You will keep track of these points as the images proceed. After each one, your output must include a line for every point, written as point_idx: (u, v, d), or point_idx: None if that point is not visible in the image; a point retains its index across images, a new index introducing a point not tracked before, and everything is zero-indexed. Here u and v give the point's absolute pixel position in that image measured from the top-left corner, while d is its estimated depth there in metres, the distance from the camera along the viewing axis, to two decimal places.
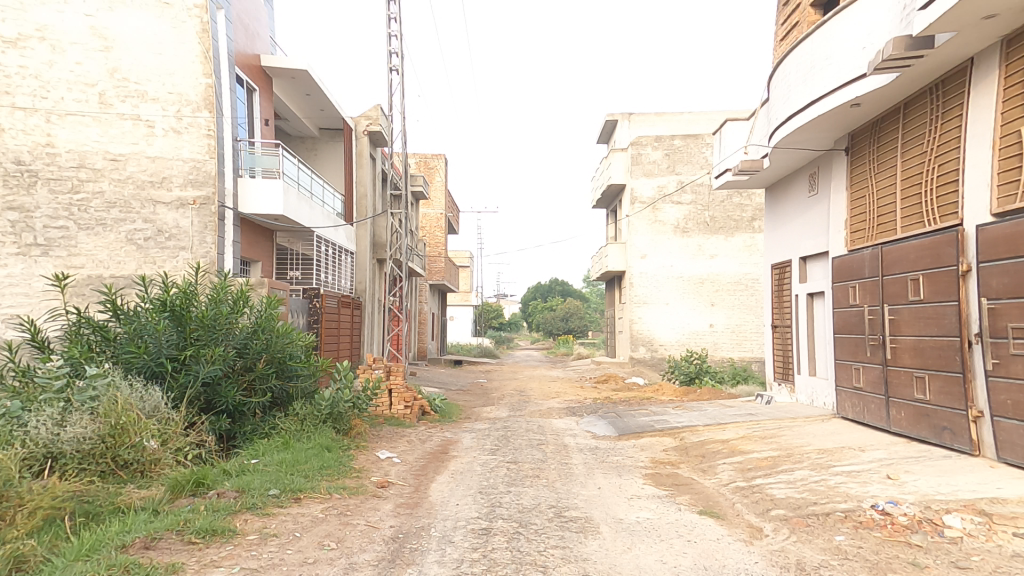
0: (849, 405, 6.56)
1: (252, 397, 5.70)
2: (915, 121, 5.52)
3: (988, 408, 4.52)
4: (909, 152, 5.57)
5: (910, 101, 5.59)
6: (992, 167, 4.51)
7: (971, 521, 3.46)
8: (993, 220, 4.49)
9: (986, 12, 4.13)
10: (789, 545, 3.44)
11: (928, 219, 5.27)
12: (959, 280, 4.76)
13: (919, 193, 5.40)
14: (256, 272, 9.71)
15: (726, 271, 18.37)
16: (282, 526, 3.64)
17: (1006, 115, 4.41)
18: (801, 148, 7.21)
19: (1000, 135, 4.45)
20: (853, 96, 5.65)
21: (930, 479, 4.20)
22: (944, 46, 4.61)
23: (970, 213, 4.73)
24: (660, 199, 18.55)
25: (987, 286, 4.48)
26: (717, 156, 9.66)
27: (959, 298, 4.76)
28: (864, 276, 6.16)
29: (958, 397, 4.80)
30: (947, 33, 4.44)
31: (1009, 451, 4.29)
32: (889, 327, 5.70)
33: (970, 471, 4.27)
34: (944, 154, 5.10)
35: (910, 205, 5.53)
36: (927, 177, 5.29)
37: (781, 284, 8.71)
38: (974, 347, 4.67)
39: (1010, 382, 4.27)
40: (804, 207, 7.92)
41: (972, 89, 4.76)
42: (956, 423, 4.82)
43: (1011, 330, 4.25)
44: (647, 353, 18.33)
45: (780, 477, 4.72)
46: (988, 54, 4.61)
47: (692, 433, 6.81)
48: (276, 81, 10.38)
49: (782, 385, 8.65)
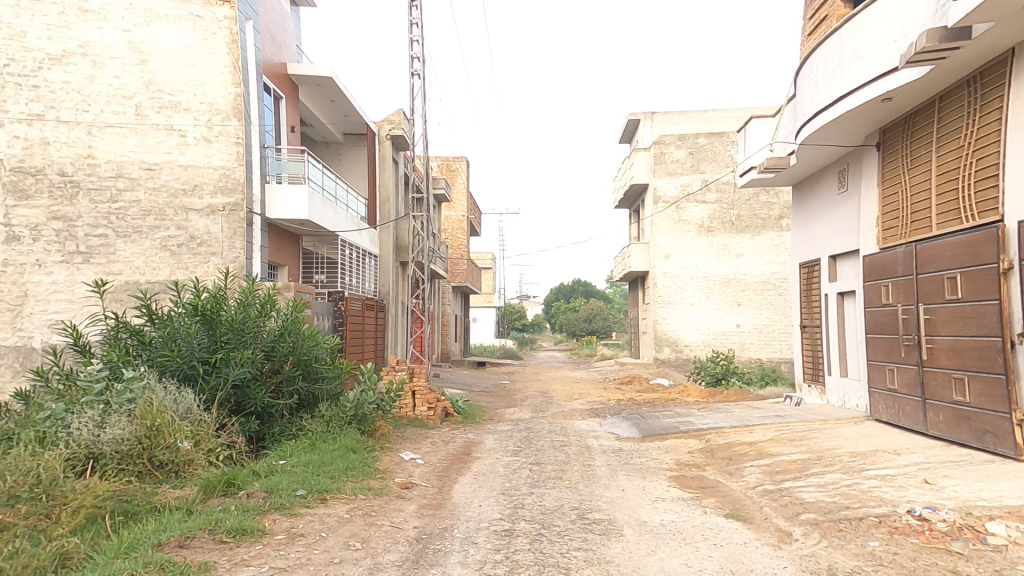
0: (883, 408, 6.38)
1: (279, 399, 5.81)
2: (952, 114, 5.34)
3: None
4: (945, 146, 5.40)
5: (946, 93, 5.41)
6: None
7: (1016, 529, 3.32)
8: None
9: None
10: (819, 551, 3.35)
11: (965, 215, 5.09)
12: (1001, 278, 4.58)
13: (957, 188, 5.22)
14: (283, 276, 9.93)
15: (752, 270, 18.05)
16: (308, 527, 3.70)
17: None
18: (830, 145, 7.04)
19: None
20: (884, 89, 5.50)
21: (970, 484, 4.05)
22: (982, 37, 4.46)
23: (1011, 208, 4.56)
24: (684, 198, 18.33)
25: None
26: (742, 153, 9.49)
27: (1000, 297, 4.58)
28: (898, 274, 5.98)
29: (1001, 399, 4.62)
30: (985, 22, 4.29)
31: None
32: (924, 327, 5.53)
33: (1012, 476, 4.11)
34: (982, 147, 4.92)
35: (946, 201, 5.35)
36: (964, 172, 5.12)
37: (810, 283, 8.51)
38: (1018, 347, 4.49)
39: None
40: (834, 204, 7.72)
41: (1013, 80, 4.59)
42: (999, 427, 4.64)
43: None
44: (672, 353, 18.15)
45: (810, 481, 4.61)
46: None
47: (718, 435, 6.70)
48: (302, 88, 10.55)
49: (812, 386, 8.46)
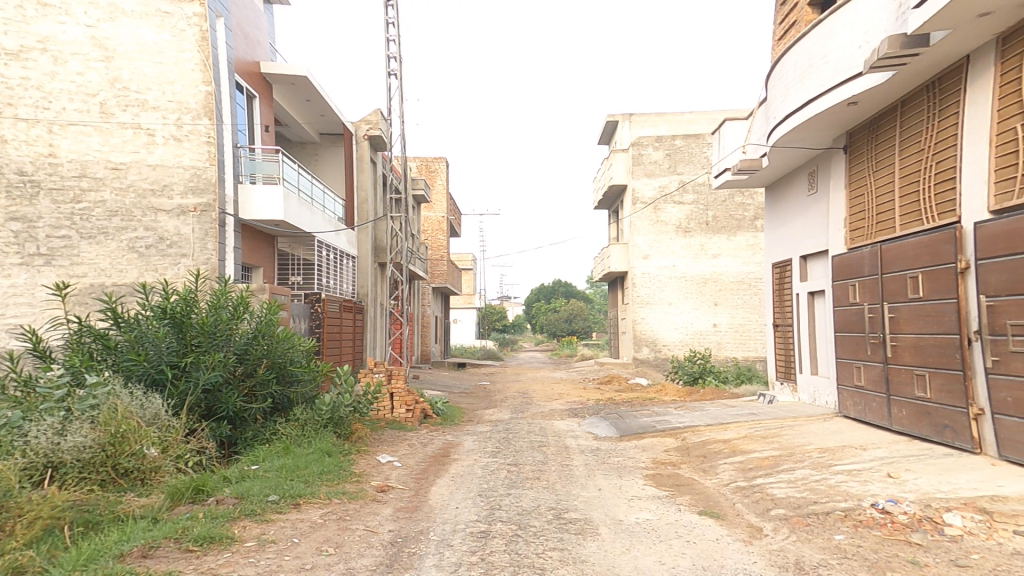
0: (851, 404, 6.53)
1: (253, 402, 5.71)
2: (913, 118, 5.50)
3: (988, 405, 4.49)
4: (907, 149, 5.56)
5: (907, 98, 5.57)
6: (988, 164, 4.50)
7: (970, 519, 3.45)
8: (991, 217, 4.47)
9: (980, 9, 4.11)
10: (788, 545, 3.42)
11: (926, 216, 5.25)
12: (958, 277, 4.74)
13: (918, 190, 5.38)
14: (257, 278, 9.74)
15: (729, 270, 18.34)
16: (280, 533, 3.65)
17: (1001, 112, 4.41)
18: (800, 147, 7.19)
19: (996, 132, 4.44)
20: (850, 93, 5.64)
21: (931, 477, 4.18)
22: (940, 44, 4.60)
23: (968, 210, 4.72)
24: (662, 198, 18.54)
25: (986, 283, 4.46)
26: (716, 155, 9.64)
27: (958, 295, 4.74)
28: (864, 273, 6.13)
29: (958, 395, 4.77)
30: (943, 30, 4.43)
31: (1010, 448, 4.26)
32: (890, 325, 5.68)
33: (970, 469, 4.25)
34: (941, 150, 5.08)
35: (908, 202, 5.51)
36: (925, 174, 5.28)
37: (782, 283, 8.68)
38: (974, 344, 4.64)
39: (1010, 379, 4.24)
40: (804, 206, 7.89)
41: (969, 86, 4.75)
42: (957, 421, 4.79)
43: (1009, 327, 4.23)
44: (650, 353, 18.32)
45: (781, 477, 4.70)
46: (983, 52, 4.60)
47: (693, 434, 6.79)
48: (276, 87, 10.39)
49: (785, 384, 8.63)
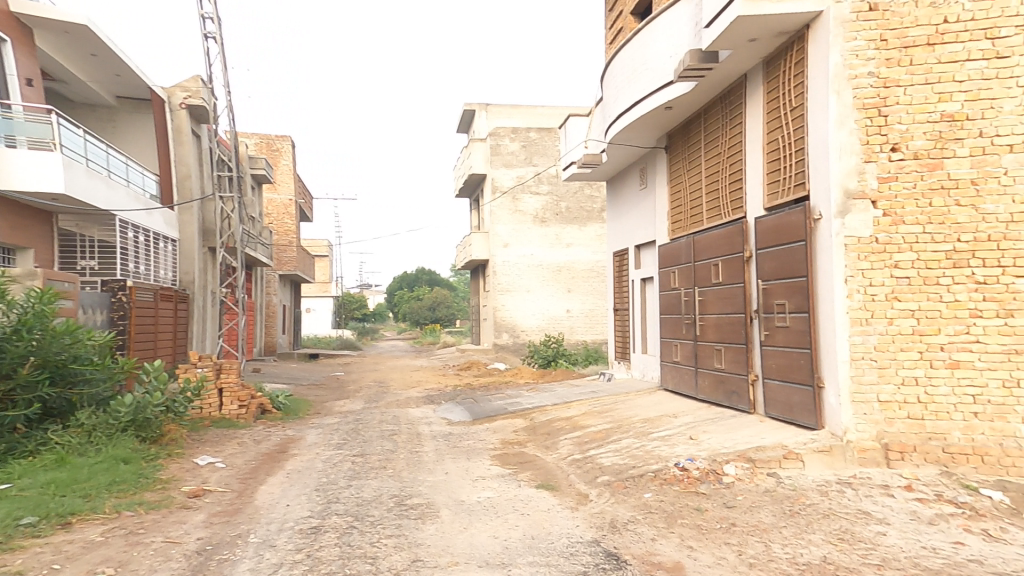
0: (669, 378, 7.35)
1: (9, 410, 4.77)
2: (712, 125, 6.34)
3: (761, 372, 5.35)
4: (709, 152, 6.39)
5: (707, 108, 6.38)
6: (765, 168, 5.35)
7: (741, 467, 4.19)
8: (765, 213, 5.32)
9: (749, 35, 4.86)
10: (606, 507, 3.78)
11: (724, 212, 6.09)
12: (744, 264, 5.55)
13: (717, 188, 6.22)
14: (25, 262, 8.18)
15: (580, 259, 19.54)
16: (36, 559, 3.10)
17: (770, 124, 5.26)
18: (631, 146, 7.91)
19: (768, 141, 5.30)
20: (664, 100, 6.32)
21: (721, 436, 4.88)
22: (726, 62, 5.34)
23: (752, 207, 5.57)
24: (520, 189, 19.18)
25: (762, 269, 5.27)
26: (563, 149, 10.21)
27: (744, 280, 5.56)
28: (681, 262, 6.93)
29: (742, 364, 5.62)
30: (726, 50, 5.15)
31: (774, 406, 5.12)
32: (699, 307, 6.48)
33: (748, 427, 5.05)
34: (733, 154, 5.92)
35: (711, 199, 6.35)
36: (722, 175, 6.12)
37: (621, 271, 9.48)
38: (754, 321, 5.49)
39: (776, 349, 5.09)
40: (637, 200, 8.69)
41: (749, 101, 5.59)
42: (741, 386, 5.63)
43: (776, 305, 5.07)
44: (510, 339, 18.94)
45: (609, 447, 5.15)
46: (756, 72, 5.44)
47: (541, 413, 7.16)
48: (40, 33, 8.75)
49: (622, 362, 9.47)
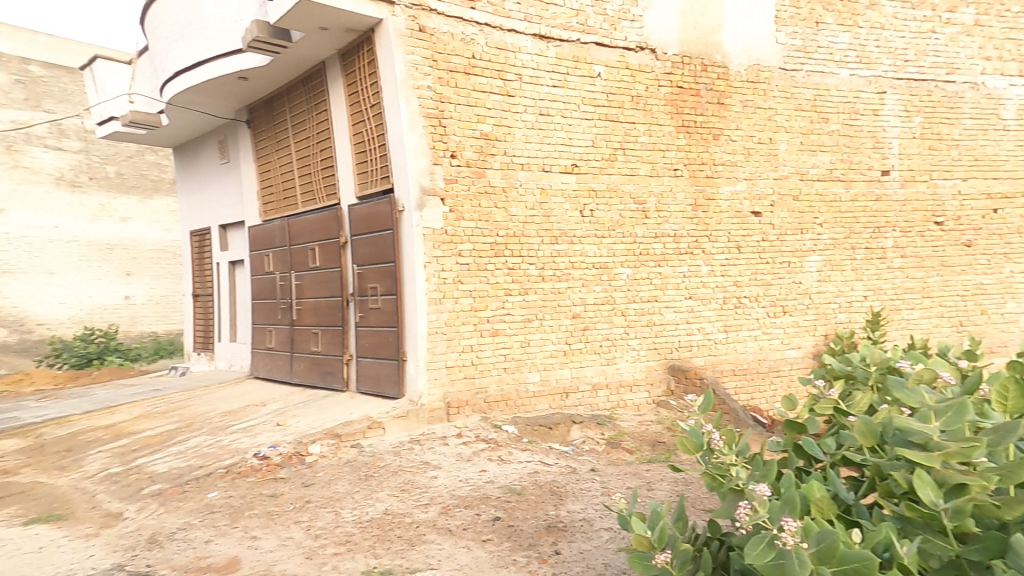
0: (261, 365, 7.01)
1: None
2: (297, 107, 6.34)
3: (355, 352, 5.69)
4: (298, 134, 6.39)
5: (289, 88, 6.34)
6: (353, 156, 5.68)
7: (326, 445, 4.47)
8: (358, 201, 5.65)
9: (320, 23, 5.05)
10: (145, 522, 3.59)
11: (317, 196, 6.20)
12: (342, 249, 5.77)
13: (309, 171, 6.28)
14: None
15: (144, 236, 16.58)
16: None
17: (354, 115, 5.61)
18: (200, 112, 7.11)
19: (354, 130, 5.64)
20: (237, 68, 5.91)
21: (309, 418, 5.01)
22: (299, 43, 5.39)
23: (345, 194, 5.82)
24: (20, 136, 14.67)
25: (357, 254, 5.60)
26: (95, 100, 8.32)
27: (341, 265, 5.77)
28: (276, 245, 6.71)
29: (337, 345, 5.85)
30: (298, 31, 5.20)
31: (365, 381, 5.54)
32: (296, 292, 6.39)
33: (335, 405, 5.33)
34: (321, 139, 6.08)
35: (304, 181, 6.38)
36: (313, 158, 6.20)
37: (202, 252, 8.49)
38: (350, 304, 5.78)
39: (368, 328, 5.50)
40: (218, 174, 7.93)
41: (330, 88, 5.81)
42: (335, 367, 5.86)
43: (371, 288, 5.47)
44: (15, 336, 13.90)
45: (169, 450, 4.73)
46: (333, 61, 5.71)
47: (53, 428, 5.74)
48: None
49: (201, 353, 8.54)
